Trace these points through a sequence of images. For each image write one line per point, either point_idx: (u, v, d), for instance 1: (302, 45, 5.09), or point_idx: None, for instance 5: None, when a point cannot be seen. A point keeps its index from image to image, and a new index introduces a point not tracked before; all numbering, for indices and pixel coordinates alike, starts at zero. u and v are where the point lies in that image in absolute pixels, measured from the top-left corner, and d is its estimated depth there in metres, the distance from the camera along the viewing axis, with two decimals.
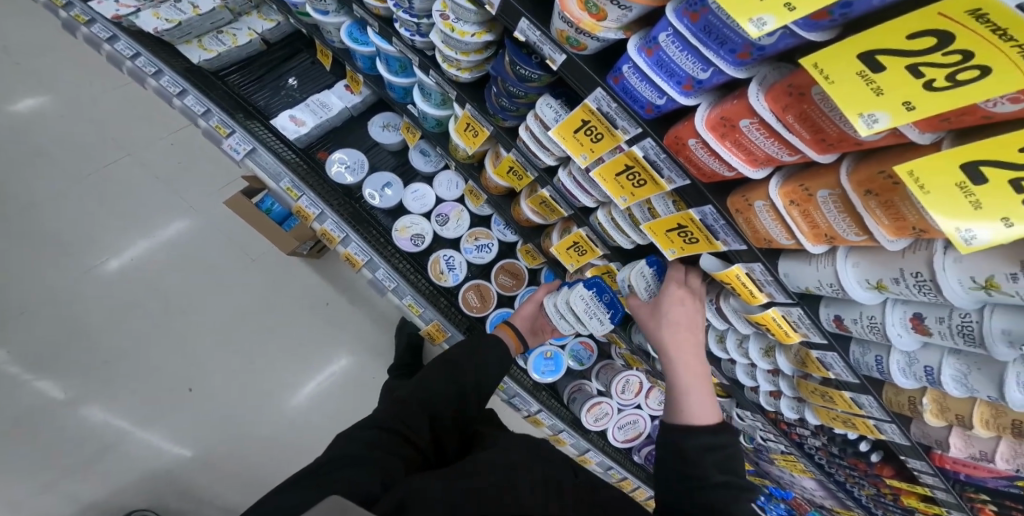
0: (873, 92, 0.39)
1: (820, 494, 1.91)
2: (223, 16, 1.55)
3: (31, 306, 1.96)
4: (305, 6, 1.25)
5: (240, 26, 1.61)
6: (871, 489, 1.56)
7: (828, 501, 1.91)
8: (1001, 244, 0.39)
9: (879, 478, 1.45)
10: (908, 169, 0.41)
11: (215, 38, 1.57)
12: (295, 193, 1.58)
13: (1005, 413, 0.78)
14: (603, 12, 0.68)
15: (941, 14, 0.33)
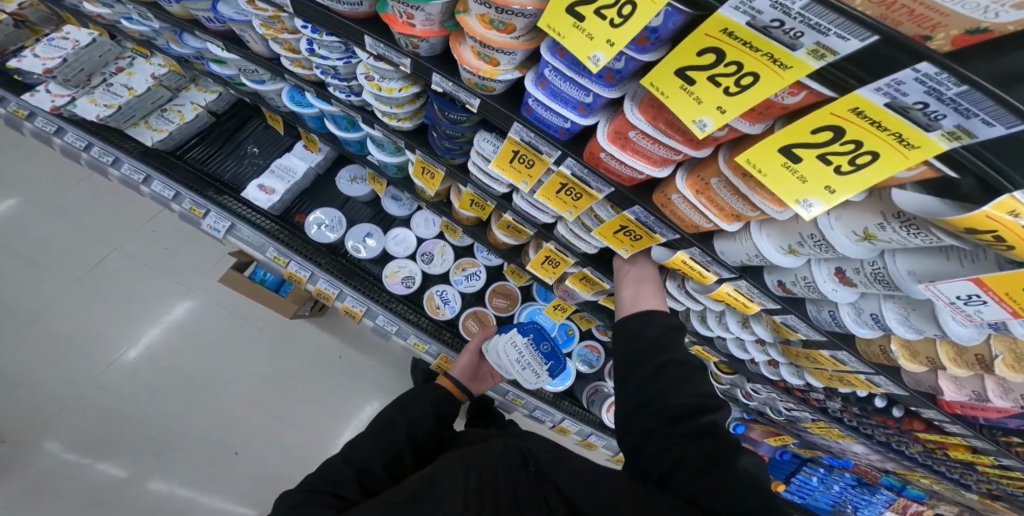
0: (696, 102, 0.48)
1: (876, 457, 1.84)
2: (162, 94, 1.70)
3: (71, 400, 2.05)
4: (241, 76, 1.33)
5: (182, 101, 1.73)
6: (918, 445, 1.51)
7: (886, 462, 1.85)
8: (831, 206, 0.47)
9: (909, 431, 1.40)
10: (745, 158, 0.50)
11: (161, 116, 1.70)
12: (283, 259, 1.69)
13: (964, 350, 0.76)
14: (495, 59, 0.71)
15: (708, 35, 0.42)
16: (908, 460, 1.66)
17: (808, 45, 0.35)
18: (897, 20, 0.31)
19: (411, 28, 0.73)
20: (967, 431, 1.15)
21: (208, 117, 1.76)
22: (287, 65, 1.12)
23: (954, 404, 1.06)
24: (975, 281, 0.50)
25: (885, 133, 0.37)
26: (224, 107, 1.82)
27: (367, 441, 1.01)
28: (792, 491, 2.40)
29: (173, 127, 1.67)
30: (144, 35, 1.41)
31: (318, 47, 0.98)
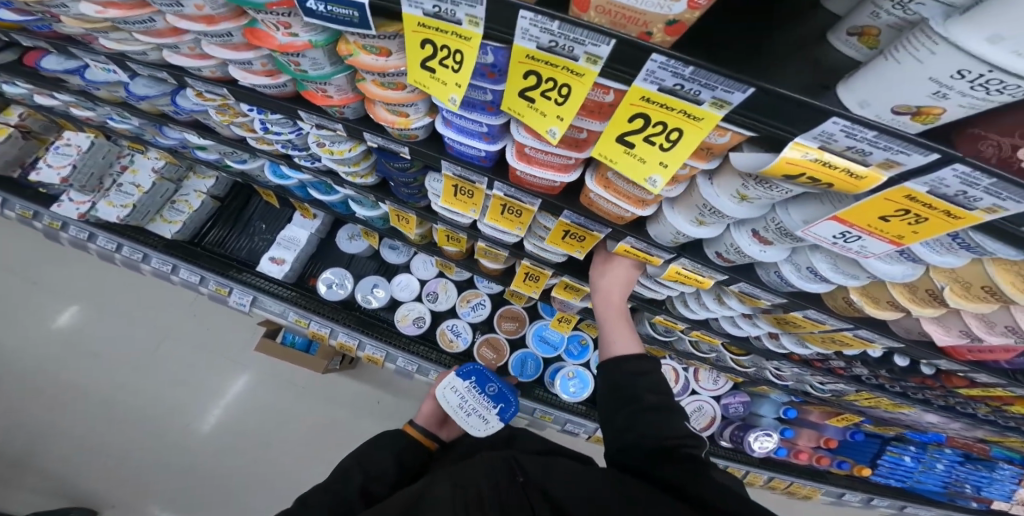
0: (541, 115, 0.57)
1: (957, 429, 1.62)
2: (167, 186, 1.89)
3: (144, 477, 2.22)
4: (224, 159, 1.53)
5: (186, 191, 1.92)
6: (987, 407, 1.35)
7: (967, 432, 1.63)
8: (667, 179, 0.55)
9: (948, 387, 1.22)
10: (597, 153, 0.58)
11: (173, 208, 1.89)
12: (304, 320, 1.84)
13: (914, 288, 0.68)
14: (404, 113, 0.80)
15: (519, 62, 0.52)
16: (985, 424, 1.43)
17: (582, 53, 0.46)
18: (621, 24, 0.42)
19: (331, 100, 0.85)
20: (999, 380, 0.96)
21: (212, 202, 1.94)
22: (255, 144, 1.28)
23: (960, 349, 0.91)
24: (835, 220, 0.52)
25: (676, 112, 0.47)
26: (224, 190, 2.01)
27: (316, 497, 0.93)
28: (884, 475, 2.01)
29: (186, 216, 1.87)
30: (131, 131, 1.61)
31: (270, 125, 1.10)
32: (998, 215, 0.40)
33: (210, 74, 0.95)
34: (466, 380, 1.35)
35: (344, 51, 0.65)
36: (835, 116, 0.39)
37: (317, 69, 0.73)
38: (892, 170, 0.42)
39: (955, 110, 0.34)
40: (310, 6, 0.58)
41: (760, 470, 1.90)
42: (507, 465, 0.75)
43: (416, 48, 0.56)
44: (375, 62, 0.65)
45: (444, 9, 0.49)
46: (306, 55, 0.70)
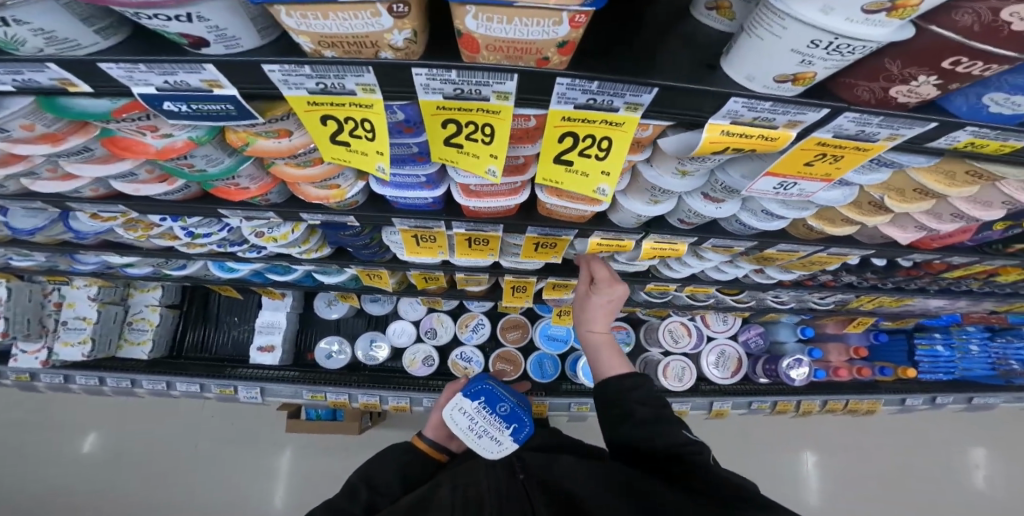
0: (474, 157, 0.63)
1: (953, 304, 1.66)
2: (116, 309, 1.83)
3: None
4: (159, 269, 1.54)
5: (138, 308, 1.88)
6: (973, 278, 1.38)
7: (964, 304, 1.67)
8: (615, 187, 0.61)
9: (934, 273, 1.29)
10: (542, 177, 0.64)
11: (133, 329, 1.87)
12: (320, 394, 1.82)
13: (859, 203, 0.72)
14: (338, 185, 0.84)
15: (431, 114, 0.57)
16: (988, 297, 1.49)
17: (491, 92, 0.51)
18: (517, 54, 0.44)
19: (248, 191, 0.87)
20: (972, 258, 1.01)
21: (171, 311, 1.94)
22: (187, 250, 1.30)
23: (925, 241, 0.96)
24: (770, 175, 0.57)
25: (598, 123, 0.54)
26: (177, 297, 1.99)
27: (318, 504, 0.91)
28: (928, 371, 1.95)
29: (150, 333, 1.87)
30: (42, 265, 1.57)
31: (193, 229, 1.13)
32: (895, 142, 0.48)
33: (91, 193, 0.94)
34: (474, 400, 1.33)
35: (239, 141, 0.67)
36: (734, 97, 0.46)
37: (215, 165, 0.73)
38: (797, 127, 0.49)
39: (824, 71, 0.40)
40: (170, 108, 0.58)
41: (812, 396, 1.84)
42: (509, 466, 0.92)
43: (318, 126, 0.60)
44: (278, 145, 0.67)
45: (330, 84, 0.52)
46: (197, 154, 0.70)
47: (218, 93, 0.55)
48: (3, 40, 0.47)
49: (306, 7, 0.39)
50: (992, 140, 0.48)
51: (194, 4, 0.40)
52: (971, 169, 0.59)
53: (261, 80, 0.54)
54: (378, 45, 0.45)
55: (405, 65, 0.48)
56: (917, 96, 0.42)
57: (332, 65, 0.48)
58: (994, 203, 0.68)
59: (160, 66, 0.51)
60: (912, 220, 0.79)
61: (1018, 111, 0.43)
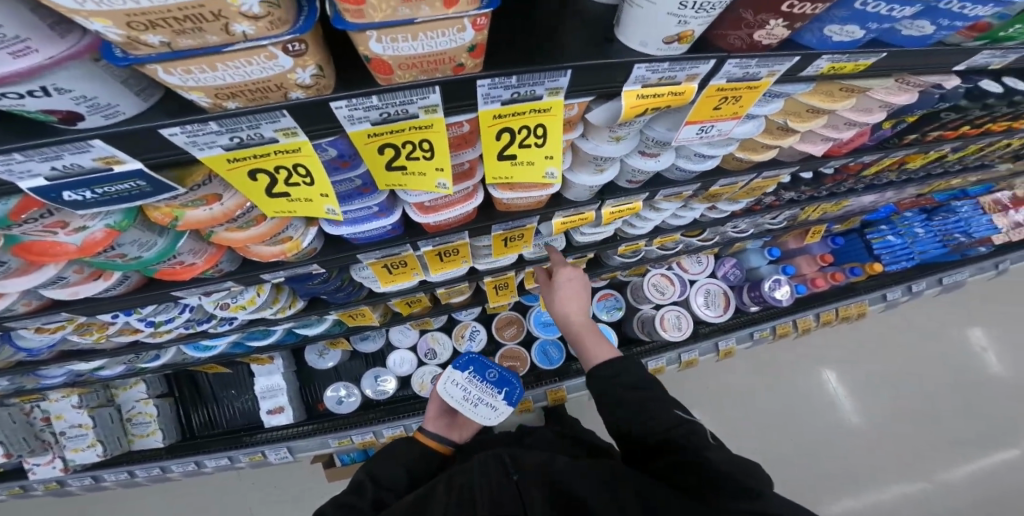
0: (419, 174, 0.74)
1: (883, 197, 1.85)
2: (112, 411, 1.81)
3: None
4: (132, 365, 1.54)
5: (128, 406, 1.84)
6: (889, 170, 1.54)
7: (892, 194, 1.85)
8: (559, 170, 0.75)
9: (857, 174, 1.44)
10: (491, 176, 0.75)
11: (135, 423, 1.86)
12: (346, 439, 1.90)
13: (768, 132, 0.85)
14: (290, 237, 0.93)
15: (363, 145, 0.65)
16: (908, 183, 1.69)
17: (418, 109, 0.60)
18: (428, 64, 0.53)
19: (196, 266, 0.94)
20: (878, 155, 1.16)
21: (164, 400, 1.90)
22: (155, 339, 1.33)
23: (835, 149, 1.09)
24: (691, 123, 0.69)
25: (529, 114, 0.64)
26: (164, 385, 1.94)
27: (329, 508, 0.98)
28: (892, 262, 2.11)
29: (155, 424, 1.85)
30: (14, 389, 1.53)
31: (154, 318, 1.19)
32: (775, 76, 0.61)
33: (25, 307, 0.97)
34: (465, 371, 1.44)
35: (166, 217, 0.71)
36: (638, 64, 0.57)
37: (149, 248, 0.79)
38: (697, 80, 0.61)
39: (699, 28, 0.51)
40: (72, 198, 0.60)
41: (805, 313, 2.03)
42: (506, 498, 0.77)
43: (248, 180, 0.66)
44: (207, 212, 0.73)
45: (244, 136, 0.58)
46: (126, 242, 0.75)
47: (117, 169, 0.58)
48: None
49: (185, 62, 0.44)
50: (846, 63, 0.61)
51: (44, 76, 0.42)
52: (843, 86, 0.72)
53: (169, 145, 0.58)
54: (284, 86, 0.51)
55: (323, 101, 0.56)
56: (775, 38, 0.54)
57: (238, 115, 0.54)
58: (874, 108, 0.80)
59: (40, 152, 0.53)
60: (819, 135, 0.92)
61: (854, 37, 0.56)
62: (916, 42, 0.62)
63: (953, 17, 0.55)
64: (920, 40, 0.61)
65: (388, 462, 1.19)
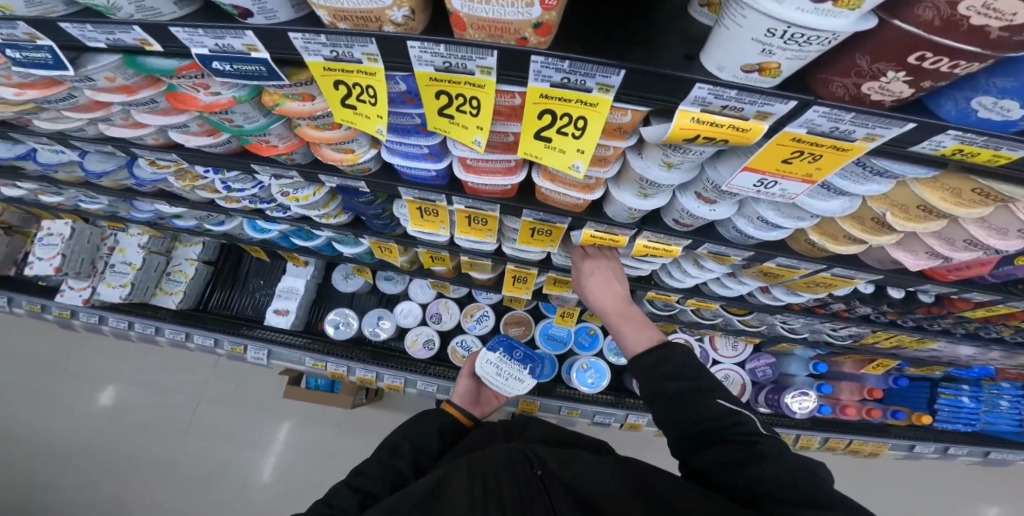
0: (458, 126, 0.60)
1: (978, 353, 1.57)
2: (159, 260, 1.95)
3: None
4: (202, 224, 1.63)
5: (178, 261, 1.99)
6: (1005, 326, 1.29)
7: (992, 354, 1.57)
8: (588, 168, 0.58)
9: (956, 313, 1.19)
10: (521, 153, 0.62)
11: (170, 279, 1.97)
12: (321, 364, 1.84)
13: (862, 218, 0.68)
14: (353, 151, 0.85)
15: (430, 79, 0.54)
16: (1022, 349, 1.39)
17: (475, 67, 0.50)
18: (499, 35, 0.45)
19: (276, 148, 0.91)
20: (993, 297, 0.95)
21: (205, 267, 2.03)
22: (225, 205, 1.36)
23: (941, 271, 0.89)
24: (749, 171, 0.55)
25: (572, 102, 0.51)
26: (214, 254, 2.09)
27: (371, 467, 0.93)
28: (946, 421, 1.85)
29: (184, 285, 1.96)
30: (105, 211, 1.71)
31: (231, 184, 1.19)
32: (875, 143, 0.46)
33: (154, 141, 1.01)
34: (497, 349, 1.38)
35: (270, 102, 0.70)
36: (700, 82, 0.45)
37: (252, 122, 0.78)
38: (770, 120, 0.47)
39: (789, 62, 0.39)
40: (218, 68, 0.63)
41: (814, 432, 1.73)
42: (524, 457, 0.75)
43: (330, 90, 0.61)
44: (302, 107, 0.70)
45: (342, 52, 0.54)
46: (236, 112, 0.75)
47: (254, 55, 0.59)
48: (104, 5, 0.56)
49: None
50: (981, 149, 0.46)
51: None
52: (978, 187, 0.55)
53: (286, 47, 0.57)
54: (381, 20, 0.48)
55: (402, 39, 0.49)
56: (892, 94, 0.41)
57: (342, 36, 0.51)
58: (1009, 232, 0.62)
59: (211, 30, 0.56)
60: (923, 244, 0.74)
61: (1009, 117, 0.41)
62: None
63: None
64: None
65: (422, 420, 1.08)
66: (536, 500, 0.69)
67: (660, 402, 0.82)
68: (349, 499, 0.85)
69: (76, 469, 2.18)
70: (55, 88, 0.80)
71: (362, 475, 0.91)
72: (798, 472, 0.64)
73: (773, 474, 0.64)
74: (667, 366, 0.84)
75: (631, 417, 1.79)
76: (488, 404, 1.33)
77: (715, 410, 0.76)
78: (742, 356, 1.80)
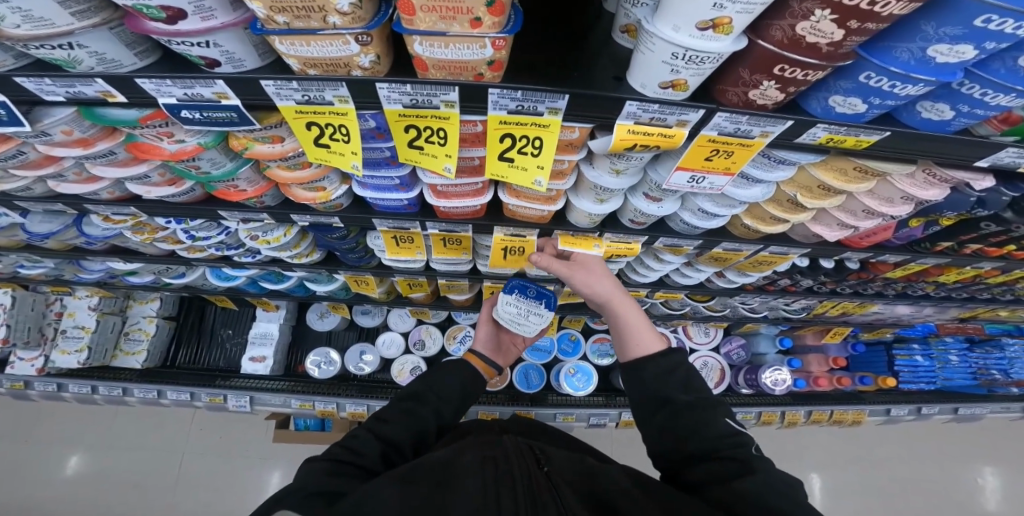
0: (429, 155, 0.67)
1: (917, 312, 1.72)
2: (115, 321, 1.87)
3: None
4: (161, 277, 1.59)
5: (136, 319, 1.92)
6: (929, 283, 1.45)
7: (928, 311, 1.72)
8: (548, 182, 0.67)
9: (882, 276, 1.33)
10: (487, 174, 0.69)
11: (130, 339, 1.90)
12: (309, 403, 1.80)
13: (779, 201, 0.78)
14: (325, 189, 0.89)
15: (400, 115, 0.61)
16: (945, 302, 1.56)
17: (440, 102, 0.57)
18: (458, 75, 0.53)
19: (245, 193, 0.94)
20: (904, 257, 1.09)
21: (166, 323, 1.97)
22: (188, 254, 1.35)
23: (855, 240, 1.02)
24: (681, 169, 0.64)
25: (529, 125, 0.59)
26: (174, 308, 2.03)
27: (393, 416, 0.90)
28: (910, 381, 1.96)
29: (146, 344, 1.88)
30: (49, 274, 1.63)
31: (194, 232, 1.18)
32: (769, 138, 0.56)
33: (109, 196, 1.01)
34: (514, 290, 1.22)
35: (239, 146, 0.75)
36: (628, 100, 0.53)
37: (219, 167, 0.81)
38: (689, 126, 0.56)
39: (693, 79, 0.49)
40: (187, 115, 0.67)
41: (796, 406, 1.84)
42: (532, 453, 0.73)
43: (303, 131, 0.66)
44: (272, 149, 0.76)
45: (313, 96, 0.59)
46: (203, 158, 0.78)
47: (225, 102, 0.63)
48: (64, 60, 0.57)
49: (293, 38, 0.49)
50: (846, 136, 0.56)
51: (212, 34, 0.52)
52: (858, 165, 0.67)
53: (259, 93, 0.62)
54: (350, 65, 0.54)
55: (371, 81, 0.56)
56: (771, 99, 0.51)
57: (313, 81, 0.56)
58: (895, 200, 0.74)
59: (181, 81, 0.60)
60: (834, 218, 0.86)
61: (856, 111, 0.52)
62: (934, 128, 0.56)
63: (975, 102, 0.50)
64: (940, 126, 0.56)
65: (442, 374, 1.05)
66: (545, 494, 0.65)
67: (664, 410, 0.80)
68: (370, 447, 0.81)
69: None
70: (7, 144, 0.79)
71: (385, 423, 0.87)
72: (781, 489, 0.64)
73: (755, 490, 0.64)
74: (676, 376, 0.84)
75: (624, 415, 1.84)
76: (510, 348, 1.37)
77: (722, 430, 0.75)
78: (717, 340, 1.90)
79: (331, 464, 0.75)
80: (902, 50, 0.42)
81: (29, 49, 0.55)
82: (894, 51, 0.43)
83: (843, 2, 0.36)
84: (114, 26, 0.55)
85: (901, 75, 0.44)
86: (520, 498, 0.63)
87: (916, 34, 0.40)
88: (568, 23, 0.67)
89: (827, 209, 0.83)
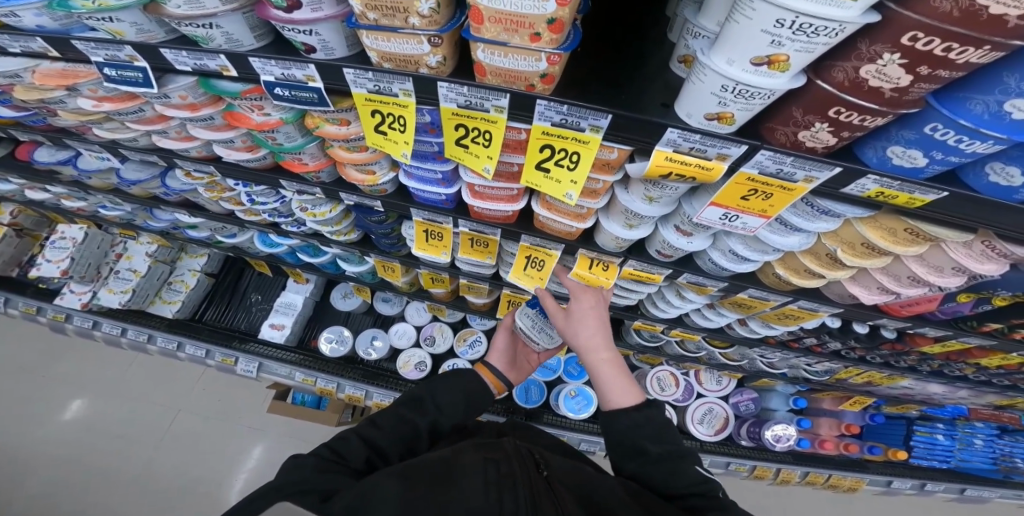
0: (473, 155, 0.68)
1: (952, 394, 1.62)
2: (163, 269, 1.95)
3: None
4: (215, 235, 1.64)
5: (181, 271, 1.99)
6: (969, 365, 1.38)
7: (963, 396, 1.62)
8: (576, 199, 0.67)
9: (918, 349, 1.26)
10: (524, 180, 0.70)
11: (170, 288, 1.96)
12: (311, 379, 1.83)
13: (817, 253, 0.77)
14: (373, 173, 0.90)
15: (453, 113, 0.63)
16: (983, 386, 1.47)
17: (491, 106, 0.59)
18: (512, 83, 0.55)
19: (307, 166, 0.94)
20: (945, 332, 1.04)
21: (208, 279, 2.02)
22: (244, 216, 1.39)
23: (895, 306, 0.99)
24: (714, 205, 0.65)
25: (570, 140, 0.61)
26: (217, 266, 2.08)
27: (385, 420, 0.89)
28: (924, 458, 1.87)
29: (184, 295, 1.93)
30: (122, 217, 1.73)
31: (256, 197, 1.22)
32: (813, 183, 0.56)
33: (196, 153, 1.06)
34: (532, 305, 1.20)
35: (311, 124, 0.76)
36: (671, 127, 0.55)
37: (292, 141, 0.83)
38: (728, 161, 0.57)
39: (741, 113, 0.50)
40: (278, 93, 0.69)
41: (794, 466, 1.76)
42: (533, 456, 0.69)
43: (366, 117, 0.68)
44: (338, 131, 0.76)
45: (383, 87, 0.61)
46: (280, 131, 0.80)
47: (310, 84, 0.65)
48: (201, 36, 0.63)
49: (378, 33, 0.53)
50: (898, 192, 0.56)
51: (314, 25, 0.56)
52: (909, 227, 0.65)
53: (338, 79, 0.64)
54: (419, 63, 0.57)
55: (434, 79, 0.58)
56: (822, 142, 0.51)
57: (386, 74, 0.59)
58: (946, 270, 0.72)
59: (282, 62, 0.63)
60: (874, 280, 0.84)
61: (915, 164, 0.52)
62: (999, 194, 0.55)
63: None
64: (1005, 192, 0.54)
65: (445, 384, 1.01)
66: (545, 500, 0.60)
67: (636, 462, 0.79)
68: (358, 453, 0.81)
69: (44, 473, 2.11)
70: (130, 102, 0.85)
71: (376, 428, 0.87)
72: None
73: None
74: (648, 427, 0.82)
75: None
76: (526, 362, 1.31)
77: (693, 476, 0.75)
78: (728, 388, 1.85)
79: (320, 460, 0.75)
80: (976, 102, 0.42)
81: (180, 26, 0.61)
82: (968, 102, 0.43)
83: (915, 46, 0.36)
84: (246, 10, 0.60)
85: (969, 130, 0.44)
86: (522, 504, 0.59)
87: (996, 85, 0.40)
88: (626, 45, 0.68)
89: (870, 270, 0.81)
